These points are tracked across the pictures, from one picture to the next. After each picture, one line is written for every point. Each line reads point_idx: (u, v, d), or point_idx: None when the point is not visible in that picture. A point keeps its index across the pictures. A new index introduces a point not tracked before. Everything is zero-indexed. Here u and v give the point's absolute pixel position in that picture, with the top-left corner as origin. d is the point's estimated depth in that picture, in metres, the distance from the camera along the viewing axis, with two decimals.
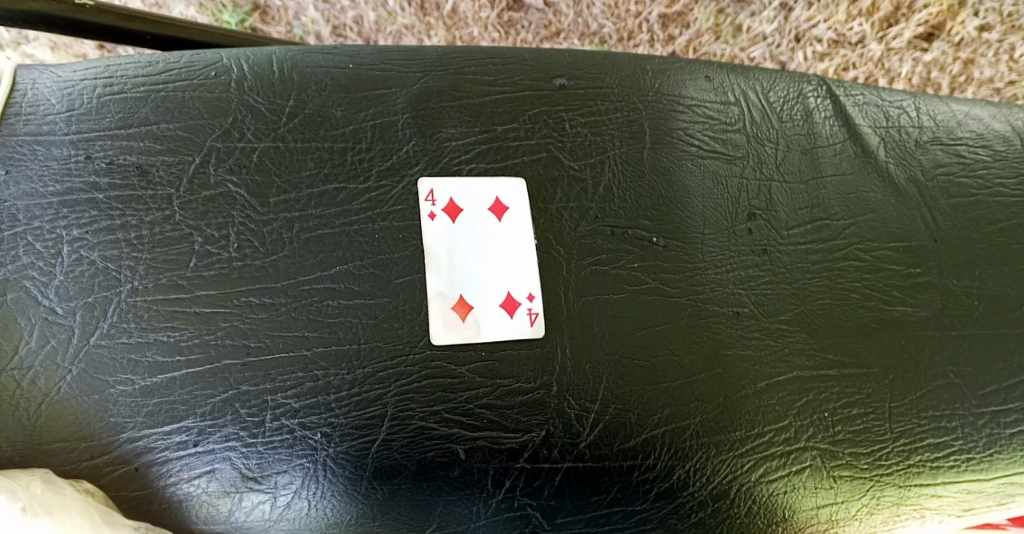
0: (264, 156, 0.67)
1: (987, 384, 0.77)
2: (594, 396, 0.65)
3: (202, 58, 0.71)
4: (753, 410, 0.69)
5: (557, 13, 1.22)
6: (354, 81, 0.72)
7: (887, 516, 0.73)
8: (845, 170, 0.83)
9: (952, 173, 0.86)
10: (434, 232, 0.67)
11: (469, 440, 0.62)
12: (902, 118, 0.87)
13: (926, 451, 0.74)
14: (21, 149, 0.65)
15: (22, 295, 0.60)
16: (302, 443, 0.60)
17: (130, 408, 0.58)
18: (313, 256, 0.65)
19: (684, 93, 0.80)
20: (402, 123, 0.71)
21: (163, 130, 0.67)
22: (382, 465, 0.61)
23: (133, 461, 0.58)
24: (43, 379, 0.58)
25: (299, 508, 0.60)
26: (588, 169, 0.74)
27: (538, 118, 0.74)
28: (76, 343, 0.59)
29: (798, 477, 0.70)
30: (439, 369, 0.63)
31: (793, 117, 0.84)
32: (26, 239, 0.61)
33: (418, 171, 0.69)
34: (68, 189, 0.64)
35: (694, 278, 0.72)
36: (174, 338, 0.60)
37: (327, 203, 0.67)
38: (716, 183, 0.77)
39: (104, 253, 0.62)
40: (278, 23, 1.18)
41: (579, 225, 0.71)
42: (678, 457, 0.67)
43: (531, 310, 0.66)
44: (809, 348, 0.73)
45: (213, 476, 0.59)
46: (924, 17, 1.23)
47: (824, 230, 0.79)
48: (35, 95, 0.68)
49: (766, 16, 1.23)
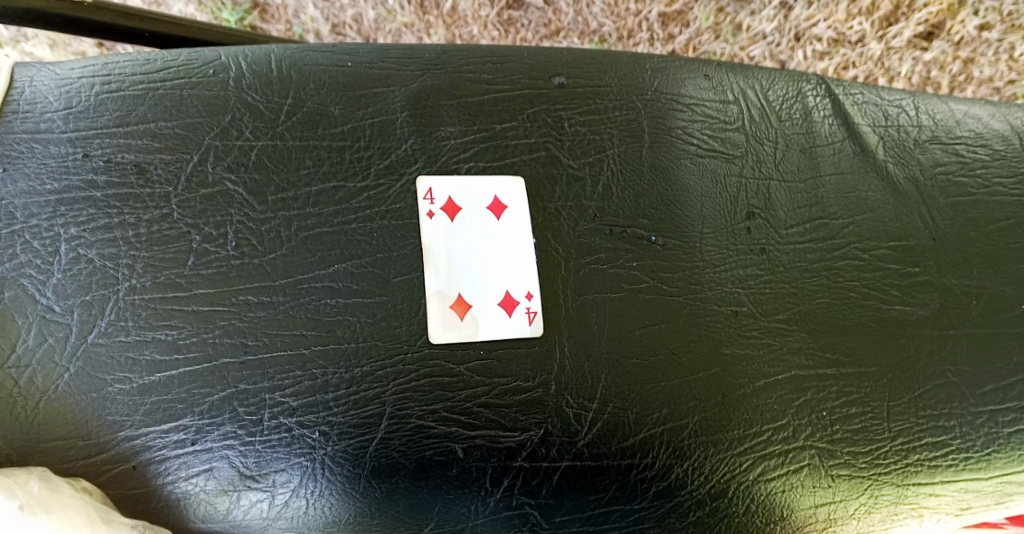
0: (263, 154, 0.67)
1: (985, 383, 0.77)
2: (593, 395, 0.65)
3: (200, 56, 0.71)
4: (751, 409, 0.69)
5: (556, 12, 1.22)
6: (353, 79, 0.72)
7: (885, 514, 0.73)
8: (844, 169, 0.83)
9: (950, 172, 0.86)
10: (432, 231, 0.67)
11: (468, 438, 0.62)
12: (901, 117, 0.87)
13: (924, 450, 0.74)
14: (18, 147, 0.65)
15: (20, 293, 0.60)
16: (301, 442, 0.60)
17: (128, 406, 0.58)
18: (311, 255, 0.64)
19: (683, 91, 0.80)
20: (401, 122, 0.71)
21: (161, 128, 0.67)
22: (381, 463, 0.61)
23: (131, 459, 0.58)
24: (40, 377, 0.58)
25: (298, 506, 0.60)
26: (587, 168, 0.74)
27: (537, 116, 0.74)
28: (74, 341, 0.59)
29: (796, 476, 0.70)
30: (437, 368, 0.63)
31: (792, 116, 0.83)
32: (23, 238, 0.61)
33: (417, 170, 0.69)
34: (66, 187, 0.63)
35: (693, 277, 0.72)
36: (172, 336, 0.60)
37: (326, 202, 0.66)
38: (715, 182, 0.77)
39: (102, 251, 0.62)
40: (277, 21, 1.18)
41: (578, 223, 0.71)
42: (677, 456, 0.67)
43: (529, 309, 0.66)
44: (807, 347, 0.74)
45: (211, 474, 0.59)
46: (924, 16, 1.23)
47: (823, 229, 0.79)
48: (33, 92, 0.68)
49: (766, 15, 1.23)
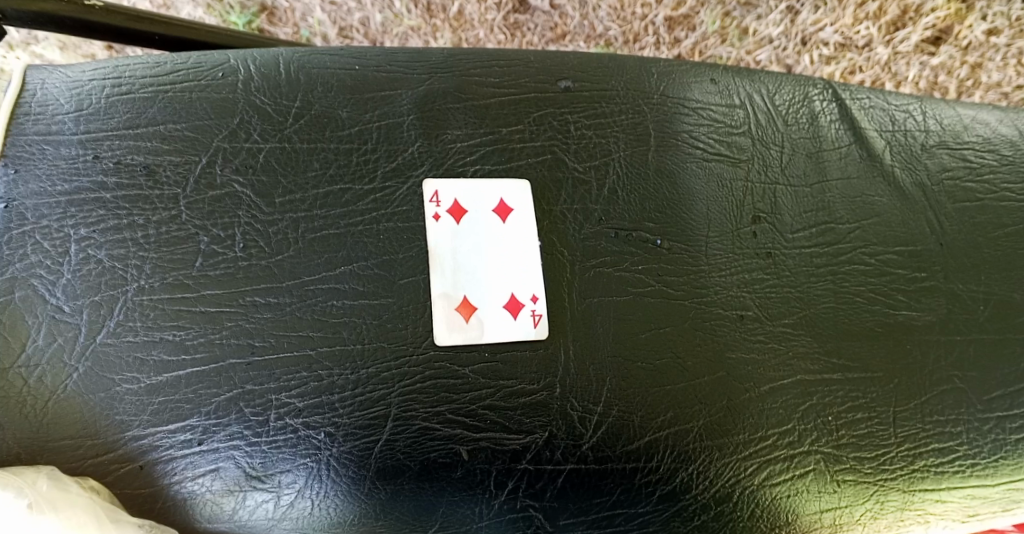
0: (271, 157, 0.68)
1: (992, 389, 0.77)
2: (598, 398, 0.65)
3: (209, 59, 0.72)
4: (757, 413, 0.69)
5: (562, 16, 1.22)
6: (361, 82, 0.73)
7: (891, 521, 0.73)
8: (850, 174, 0.83)
9: (958, 177, 0.85)
10: (439, 234, 0.67)
11: (473, 440, 0.62)
12: (908, 122, 0.87)
13: (931, 456, 0.74)
14: (29, 148, 0.65)
15: (30, 293, 0.60)
16: (306, 442, 0.60)
17: (136, 406, 0.59)
18: (318, 257, 0.65)
19: (690, 95, 0.80)
20: (407, 124, 0.71)
21: (170, 130, 0.67)
22: (386, 465, 0.61)
23: (138, 459, 0.58)
24: (49, 377, 0.58)
25: (303, 508, 0.60)
26: (593, 171, 0.74)
27: (543, 119, 0.75)
28: (83, 340, 0.60)
29: (801, 481, 0.70)
30: (443, 370, 0.63)
31: (799, 121, 0.83)
32: (34, 238, 0.62)
33: (423, 172, 0.69)
34: (77, 189, 0.64)
35: (698, 281, 0.72)
36: (179, 337, 0.61)
37: (333, 204, 0.67)
38: (721, 186, 0.77)
39: (112, 251, 0.62)
40: (285, 24, 1.19)
41: (584, 227, 0.71)
42: (682, 459, 0.67)
43: (534, 311, 0.66)
44: (813, 352, 0.73)
45: (217, 474, 0.59)
46: (931, 21, 1.23)
47: (829, 233, 0.79)
48: (44, 95, 0.68)
49: (772, 19, 1.24)
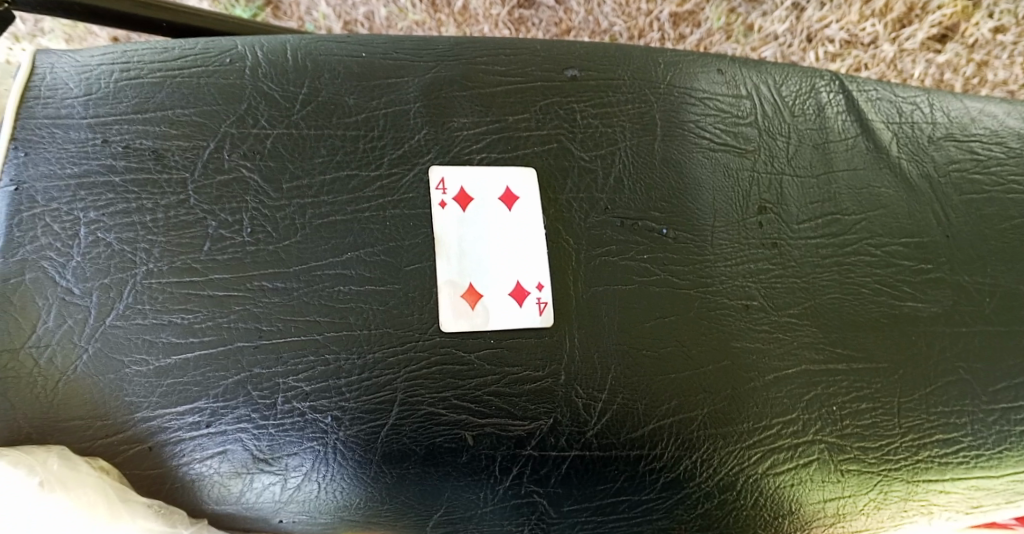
0: (278, 143, 0.68)
1: (997, 381, 0.77)
2: (602, 386, 0.66)
3: (216, 45, 0.72)
4: (761, 402, 0.69)
5: (567, 11, 1.22)
6: (368, 70, 0.73)
7: (894, 511, 0.73)
8: (857, 165, 0.83)
9: (965, 169, 0.85)
10: (445, 221, 0.67)
11: (478, 426, 0.63)
12: (915, 114, 0.87)
13: (935, 447, 0.74)
14: (39, 131, 0.65)
15: (40, 275, 0.61)
16: (313, 426, 0.60)
17: (145, 388, 0.59)
18: (324, 242, 0.65)
19: (696, 85, 0.80)
20: (413, 112, 0.71)
21: (178, 115, 0.68)
22: (392, 449, 0.61)
23: (147, 440, 0.59)
24: (59, 357, 0.59)
25: (310, 490, 0.61)
26: (599, 160, 0.74)
27: (549, 108, 0.75)
28: (93, 323, 0.60)
29: (805, 470, 0.70)
30: (448, 356, 0.63)
31: (806, 112, 0.83)
32: (44, 220, 0.62)
33: (430, 160, 0.69)
34: (86, 172, 0.64)
35: (704, 271, 0.72)
36: (188, 320, 0.61)
37: (339, 190, 0.67)
38: (728, 176, 0.77)
39: (121, 235, 0.63)
40: (289, 18, 1.19)
41: (589, 216, 0.71)
42: (685, 447, 0.67)
43: (540, 299, 0.66)
44: (817, 342, 0.73)
45: (225, 456, 0.60)
46: (937, 18, 1.23)
47: (835, 224, 0.79)
48: (54, 79, 0.69)
49: (778, 15, 1.23)
